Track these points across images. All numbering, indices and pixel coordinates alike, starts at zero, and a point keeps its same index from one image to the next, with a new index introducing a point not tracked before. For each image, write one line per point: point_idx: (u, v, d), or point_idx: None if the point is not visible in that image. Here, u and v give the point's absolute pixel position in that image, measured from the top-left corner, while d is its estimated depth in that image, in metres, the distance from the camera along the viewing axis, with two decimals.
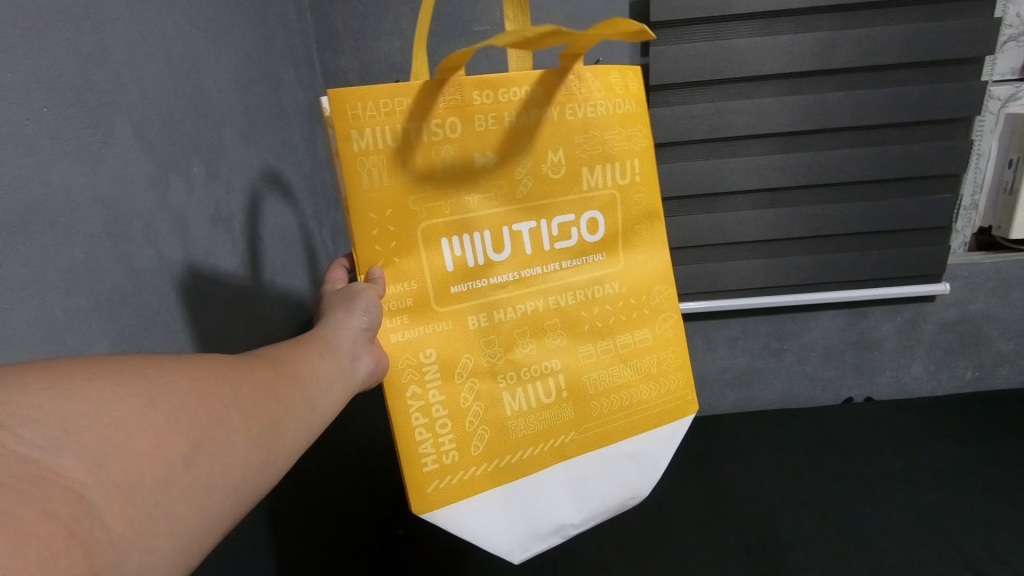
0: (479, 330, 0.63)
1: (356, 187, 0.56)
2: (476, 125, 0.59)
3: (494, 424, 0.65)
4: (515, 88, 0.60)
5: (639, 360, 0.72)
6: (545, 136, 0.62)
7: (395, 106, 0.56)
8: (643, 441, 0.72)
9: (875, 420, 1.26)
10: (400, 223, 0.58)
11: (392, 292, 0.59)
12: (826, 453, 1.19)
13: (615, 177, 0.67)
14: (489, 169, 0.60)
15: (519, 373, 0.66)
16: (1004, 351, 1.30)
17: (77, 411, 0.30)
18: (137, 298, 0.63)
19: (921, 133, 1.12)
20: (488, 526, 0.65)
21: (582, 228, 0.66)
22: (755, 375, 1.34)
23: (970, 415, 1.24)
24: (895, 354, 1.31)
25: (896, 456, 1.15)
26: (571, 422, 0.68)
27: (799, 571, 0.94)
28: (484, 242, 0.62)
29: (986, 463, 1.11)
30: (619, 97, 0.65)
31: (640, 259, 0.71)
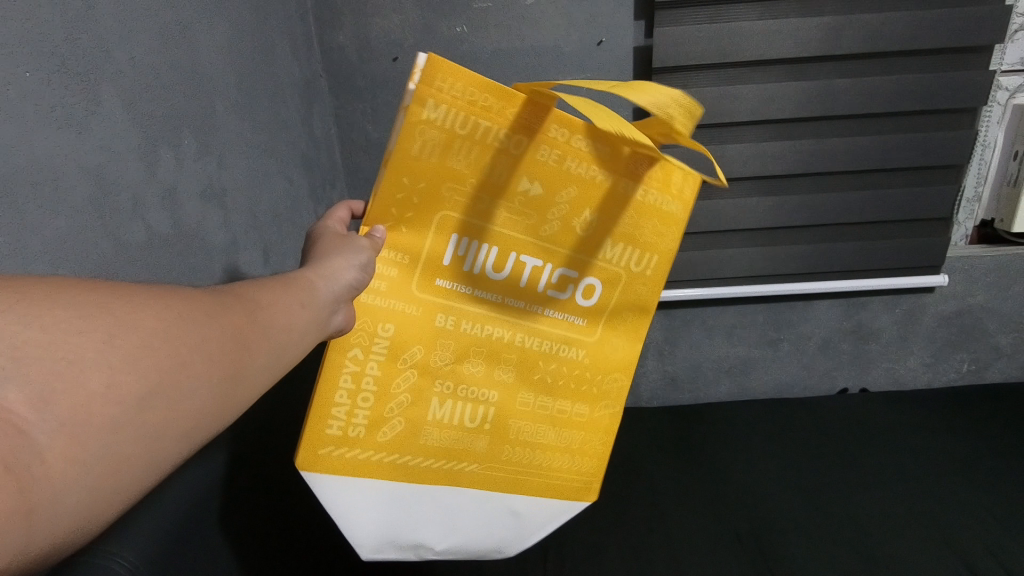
0: (439, 335, 0.57)
1: (405, 150, 0.51)
2: (538, 155, 0.54)
3: (410, 420, 0.58)
4: (591, 141, 0.54)
5: (576, 434, 0.63)
6: (588, 193, 0.56)
7: (487, 97, 0.51)
8: (537, 501, 0.64)
9: (869, 411, 1.25)
10: (427, 204, 0.53)
11: (385, 258, 0.55)
12: (820, 441, 1.18)
13: (633, 266, 0.59)
14: (524, 199, 0.55)
15: (463, 392, 0.59)
16: (1001, 345, 1.29)
17: (28, 339, 0.28)
18: (128, 269, 0.61)
19: (927, 122, 1.10)
20: (355, 510, 0.58)
21: (582, 292, 0.59)
22: (751, 364, 1.33)
23: (964, 406, 1.24)
24: (892, 345, 1.30)
25: (890, 448, 1.15)
26: (481, 458, 0.61)
27: (788, 561, 0.94)
28: (486, 255, 0.56)
29: (980, 456, 1.11)
30: (675, 199, 0.57)
31: (617, 343, 0.62)
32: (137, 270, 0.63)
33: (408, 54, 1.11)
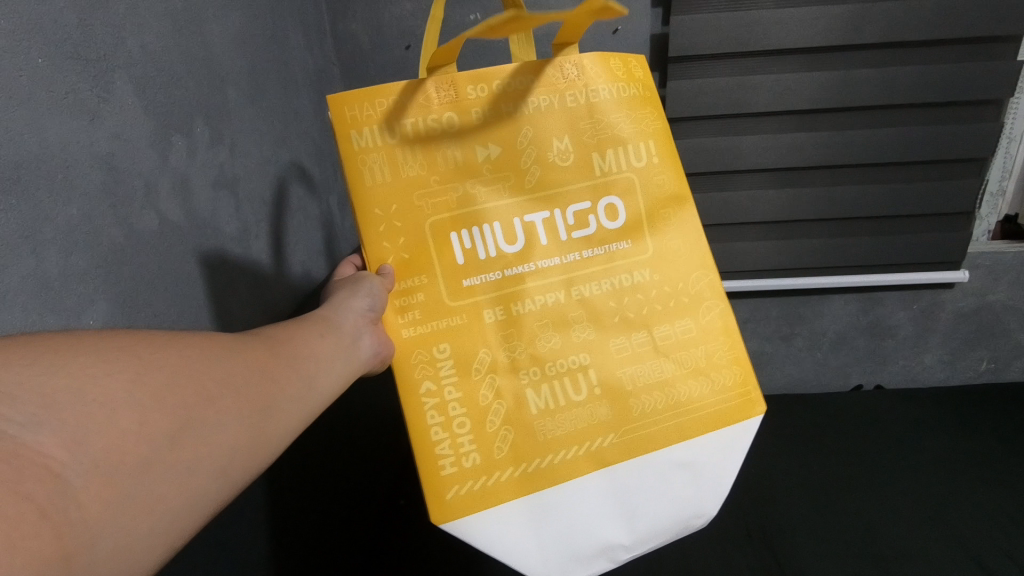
0: (498, 327, 0.58)
1: (362, 184, 0.55)
2: (474, 118, 0.57)
3: (519, 426, 0.57)
4: (509, 78, 0.58)
5: (692, 350, 0.62)
6: (544, 124, 0.59)
7: (401, 106, 0.56)
8: (697, 449, 0.61)
9: (883, 407, 1.24)
10: (408, 213, 0.56)
11: (400, 288, 0.56)
12: (834, 437, 1.18)
13: (634, 161, 0.61)
14: (492, 160, 0.58)
15: (552, 372, 0.59)
16: (1021, 343, 1.27)
17: (57, 389, 0.32)
18: (156, 283, 0.63)
19: (951, 115, 1.08)
20: (520, 542, 0.56)
21: (606, 214, 0.60)
22: (764, 359, 1.33)
23: (982, 405, 1.22)
24: (909, 342, 1.29)
25: (905, 447, 1.14)
26: (609, 425, 0.59)
27: (798, 556, 0.94)
28: (494, 230, 0.58)
29: (997, 455, 1.10)
30: (623, 81, 0.61)
31: (674, 243, 0.62)
32: (166, 282, 0.64)
33: (421, 43, 1.09)
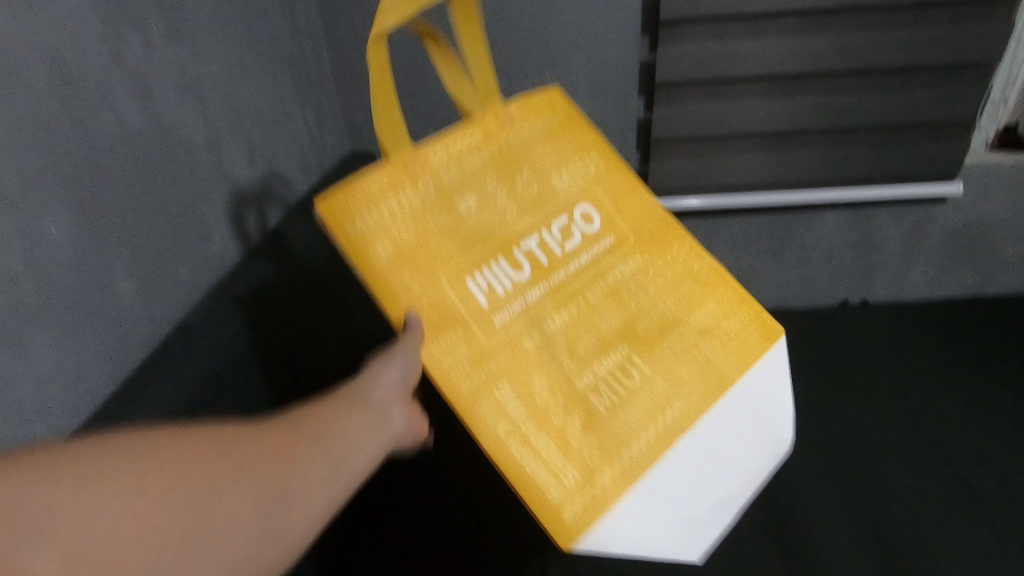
0: (541, 347, 0.56)
1: (377, 263, 0.54)
2: (446, 177, 0.58)
3: (598, 429, 0.54)
4: (461, 134, 0.59)
5: (703, 306, 0.61)
6: (507, 158, 0.61)
7: (383, 186, 0.56)
8: (752, 387, 0.60)
9: (868, 321, 1.24)
10: (429, 287, 0.55)
11: (434, 342, 0.53)
12: (822, 352, 1.19)
13: (586, 170, 0.63)
14: (475, 206, 0.59)
15: (599, 373, 0.57)
16: (1009, 257, 1.27)
17: (51, 506, 0.32)
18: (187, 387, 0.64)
19: (962, 13, 1.01)
20: (644, 535, 0.53)
21: (586, 220, 0.62)
22: (751, 276, 1.31)
23: (965, 316, 1.23)
24: (896, 256, 1.28)
25: (890, 363, 1.16)
26: (668, 393, 0.57)
27: None
28: (502, 262, 0.58)
29: (978, 373, 1.12)
30: (546, 112, 0.64)
31: (650, 225, 0.63)
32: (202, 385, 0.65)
33: None
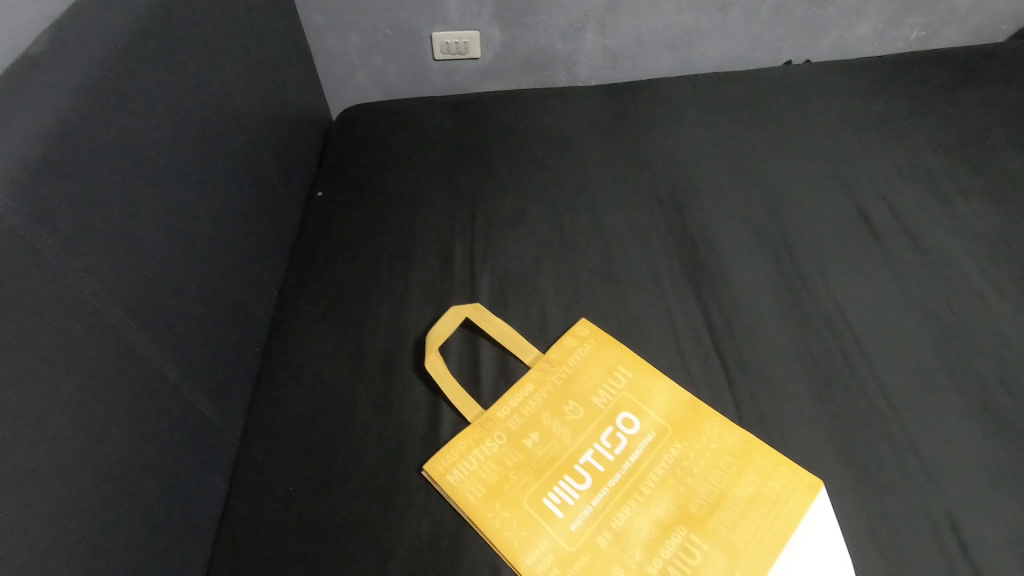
0: (614, 543, 0.50)
1: (471, 504, 0.52)
2: (480, 344, 0.64)
3: (600, 548, 0.50)
4: (489, 317, 0.66)
5: (743, 477, 0.53)
6: (504, 338, 0.64)
7: (467, 446, 0.55)
8: (812, 530, 0.50)
9: (828, 66, 0.98)
10: (515, 513, 0.52)
11: (451, 457, 0.55)
12: (747, 122, 0.89)
13: (617, 385, 0.60)
14: (512, 347, 0.63)
15: (664, 556, 0.49)
16: (957, 6, 1.04)
17: None
18: (171, 235, 0.56)
19: None
20: None
21: (628, 426, 0.57)
22: (699, 37, 1.04)
23: (884, 59, 0.98)
24: (851, 4, 1.01)
25: (825, 120, 0.88)
26: (728, 567, 0.48)
27: (634, 272, 0.71)
28: (567, 479, 0.54)
29: (911, 124, 0.86)
30: (527, 347, 0.63)
31: (678, 412, 0.57)
32: (181, 237, 0.57)
33: None
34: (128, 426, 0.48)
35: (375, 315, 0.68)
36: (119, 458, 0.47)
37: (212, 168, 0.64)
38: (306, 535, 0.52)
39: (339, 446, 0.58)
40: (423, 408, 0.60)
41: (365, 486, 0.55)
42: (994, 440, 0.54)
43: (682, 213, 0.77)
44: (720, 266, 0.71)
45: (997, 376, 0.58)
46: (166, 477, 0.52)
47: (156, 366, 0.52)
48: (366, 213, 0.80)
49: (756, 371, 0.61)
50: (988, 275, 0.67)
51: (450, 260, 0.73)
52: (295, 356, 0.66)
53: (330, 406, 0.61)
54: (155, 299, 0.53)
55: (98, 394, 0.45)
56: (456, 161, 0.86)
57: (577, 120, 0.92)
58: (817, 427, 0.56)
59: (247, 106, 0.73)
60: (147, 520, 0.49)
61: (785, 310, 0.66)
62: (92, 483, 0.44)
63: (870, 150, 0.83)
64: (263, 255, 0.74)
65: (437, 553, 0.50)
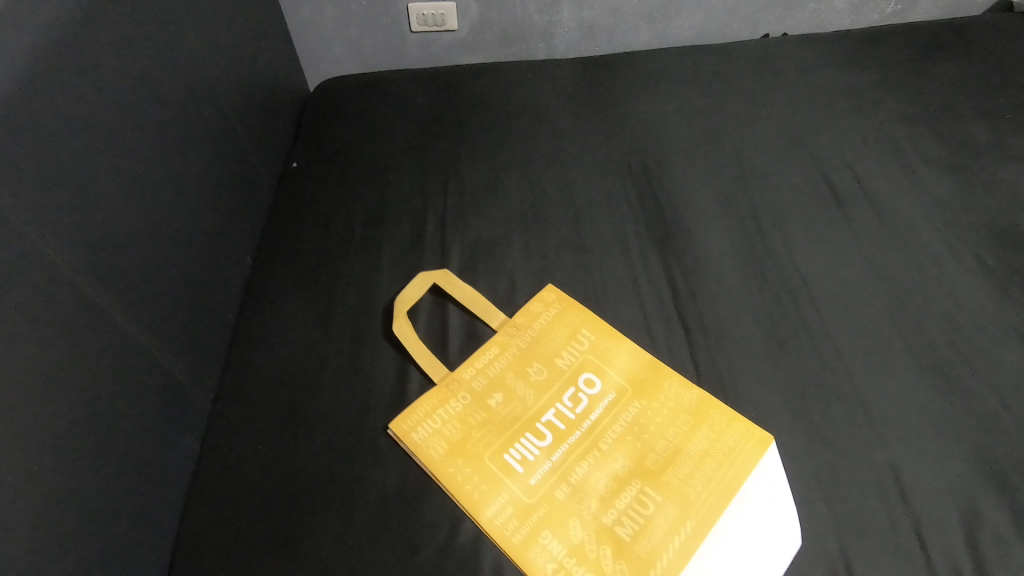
0: (572, 496, 0.52)
1: (434, 460, 0.54)
2: (448, 309, 0.66)
3: (559, 501, 0.51)
4: (457, 283, 0.67)
5: (698, 432, 0.55)
6: (471, 303, 0.65)
7: (432, 405, 0.57)
8: (761, 482, 0.52)
9: (803, 38, 0.99)
10: (476, 468, 0.53)
11: (417, 416, 0.56)
12: (720, 93, 0.90)
13: (581, 347, 0.61)
14: (478, 312, 0.64)
15: (618, 507, 0.51)
16: None
17: None
18: (135, 198, 0.57)
19: None
20: None
21: (589, 386, 0.59)
22: (676, 9, 1.04)
23: (858, 31, 0.98)
24: None
25: (796, 91, 0.89)
26: (679, 516, 0.50)
27: (601, 240, 0.72)
28: (528, 436, 0.55)
29: (880, 95, 0.87)
30: (494, 311, 0.64)
31: (638, 373, 0.59)
32: (149, 202, 0.58)
33: None
34: (96, 384, 0.49)
35: (347, 281, 0.69)
36: (88, 414, 0.48)
37: (180, 136, 0.65)
38: (275, 490, 0.54)
39: (308, 406, 0.59)
40: (391, 370, 0.61)
41: (331, 444, 0.56)
42: (940, 397, 0.56)
43: (651, 182, 0.78)
44: (686, 233, 0.72)
45: (948, 338, 0.60)
46: (137, 435, 0.54)
47: (123, 325, 0.54)
48: (339, 182, 0.81)
49: (717, 333, 0.62)
50: (946, 241, 0.68)
51: (421, 228, 0.74)
52: (267, 321, 0.67)
53: (301, 368, 0.62)
54: (121, 261, 0.54)
55: (64, 351, 0.46)
56: (430, 131, 0.87)
57: (551, 91, 0.93)
58: (772, 385, 0.58)
59: (216, 73, 0.74)
60: (117, 475, 0.51)
61: (747, 275, 0.67)
62: (61, 436, 0.45)
63: (839, 120, 0.84)
64: (237, 224, 0.75)
65: (400, 506, 0.52)
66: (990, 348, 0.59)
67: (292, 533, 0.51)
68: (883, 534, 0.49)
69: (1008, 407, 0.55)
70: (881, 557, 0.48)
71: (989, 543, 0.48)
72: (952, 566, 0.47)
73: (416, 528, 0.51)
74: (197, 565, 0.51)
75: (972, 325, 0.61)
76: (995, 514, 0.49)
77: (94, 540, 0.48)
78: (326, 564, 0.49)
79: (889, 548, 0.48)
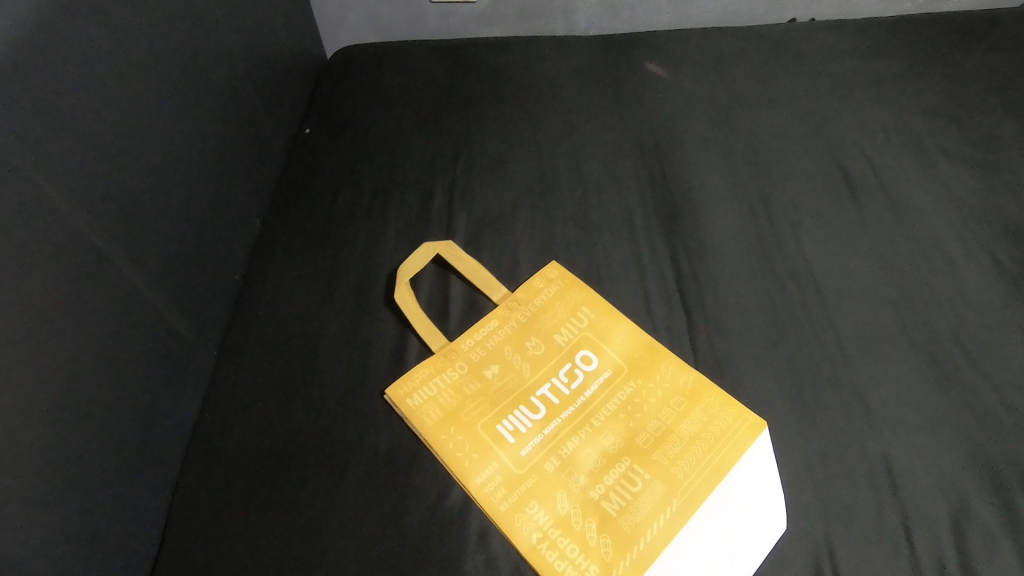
0: (561, 469, 0.52)
1: (427, 426, 0.55)
2: (450, 280, 0.66)
3: (548, 473, 0.52)
4: (460, 255, 0.67)
5: (691, 414, 0.55)
6: (474, 276, 0.65)
7: (428, 373, 0.58)
8: (750, 465, 0.52)
9: (830, 23, 0.96)
10: (468, 437, 0.54)
11: (412, 383, 0.57)
12: (740, 77, 0.88)
13: (580, 324, 0.61)
14: (480, 286, 0.65)
15: (606, 483, 0.51)
16: None
17: None
18: (145, 154, 0.57)
19: None
20: None
21: (586, 363, 0.59)
22: None
23: (888, 18, 0.96)
24: None
25: (818, 78, 0.87)
26: (666, 495, 0.50)
27: (608, 219, 0.72)
28: (522, 409, 0.56)
29: (905, 86, 0.84)
30: (495, 285, 0.65)
31: (635, 353, 0.59)
32: (160, 160, 0.59)
33: None
34: (102, 335, 0.51)
35: (352, 248, 0.69)
36: (94, 363, 0.50)
37: (194, 97, 0.65)
38: (271, 447, 0.55)
39: (308, 368, 0.60)
40: (391, 338, 0.62)
41: (328, 406, 0.57)
42: (941, 393, 0.56)
43: (663, 164, 0.77)
44: (694, 217, 0.71)
45: (953, 334, 0.59)
46: (141, 387, 0.55)
47: (130, 279, 0.55)
48: (350, 150, 0.81)
49: (718, 317, 0.62)
50: (960, 237, 0.67)
51: (429, 200, 0.74)
52: (272, 284, 0.68)
53: (302, 331, 0.63)
54: (131, 216, 0.55)
55: (71, 300, 0.48)
56: (443, 104, 0.87)
57: (568, 68, 0.91)
58: (769, 372, 0.58)
59: (232, 33, 0.74)
60: (121, 423, 0.53)
61: (753, 261, 0.66)
62: (66, 382, 0.47)
63: (860, 110, 0.82)
64: (247, 187, 0.75)
65: (391, 470, 0.53)
66: (996, 346, 0.58)
67: (285, 490, 0.53)
68: (870, 525, 0.49)
69: (1009, 406, 0.54)
70: (866, 546, 0.48)
71: (977, 539, 0.48)
72: (936, 559, 0.47)
73: (405, 492, 0.52)
74: (192, 516, 0.53)
75: (979, 322, 0.60)
76: (986, 512, 0.49)
77: (94, 484, 0.49)
78: (316, 522, 0.51)
79: (874, 539, 0.48)
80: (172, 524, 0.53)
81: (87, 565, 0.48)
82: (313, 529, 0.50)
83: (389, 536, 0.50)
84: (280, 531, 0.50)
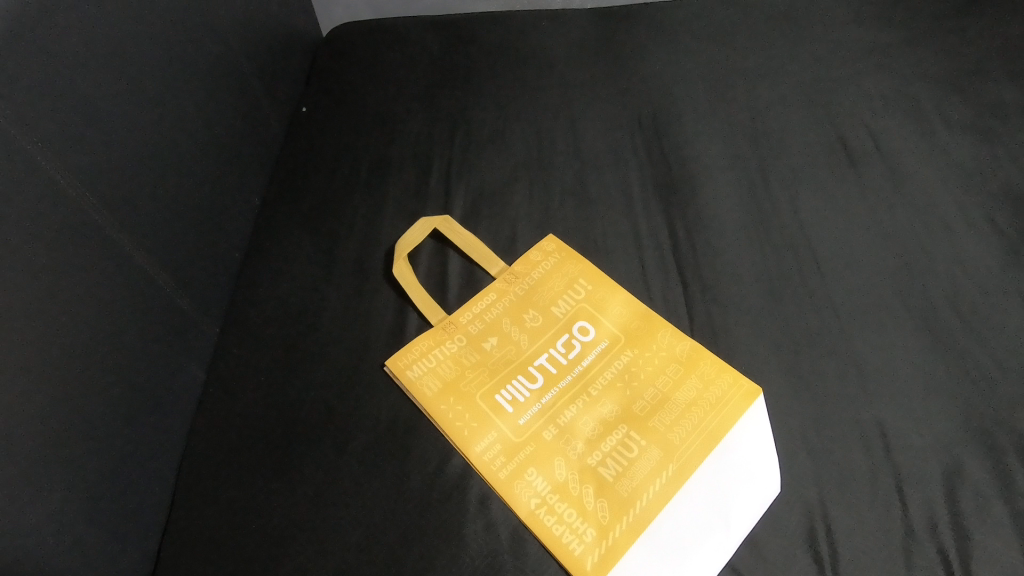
0: (559, 436, 0.53)
1: (427, 396, 0.56)
2: (449, 255, 0.66)
3: (547, 442, 0.53)
4: (458, 230, 0.67)
5: (686, 382, 0.55)
6: (472, 251, 0.66)
7: (427, 345, 0.58)
8: (744, 431, 0.53)
9: None
10: (467, 406, 0.55)
11: (412, 356, 0.58)
12: (739, 46, 0.87)
13: (577, 296, 0.62)
14: (478, 261, 0.65)
15: (603, 449, 0.52)
16: None
17: None
18: (146, 135, 0.58)
19: None
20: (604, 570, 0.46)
21: (583, 334, 0.59)
22: None
23: None
24: None
25: (818, 47, 0.86)
26: (661, 461, 0.51)
27: (607, 191, 0.72)
28: (520, 379, 0.57)
29: (906, 53, 0.83)
30: (494, 260, 0.65)
31: (632, 323, 0.60)
32: (161, 141, 0.60)
33: None
34: (109, 313, 0.52)
35: (351, 223, 0.70)
36: (101, 340, 0.51)
37: (192, 77, 0.65)
38: (274, 418, 0.56)
39: (308, 342, 0.61)
40: (390, 311, 0.62)
41: (329, 378, 0.58)
42: (936, 357, 0.56)
43: (660, 136, 0.77)
44: (692, 187, 0.71)
45: (949, 300, 0.60)
46: (149, 362, 0.57)
47: (135, 258, 0.56)
48: (348, 127, 0.81)
49: (716, 287, 0.62)
50: (959, 204, 0.67)
51: (426, 175, 0.74)
52: (273, 260, 0.68)
53: (301, 306, 0.64)
54: (134, 196, 0.56)
55: (75, 278, 0.49)
56: (440, 79, 0.86)
57: (565, 41, 0.91)
58: (765, 340, 0.58)
59: (227, 10, 0.73)
60: (130, 398, 0.54)
61: (751, 230, 0.67)
62: (75, 358, 0.48)
63: (860, 78, 0.81)
64: (246, 165, 0.76)
65: (392, 440, 0.54)
66: (993, 312, 0.58)
67: (287, 460, 0.54)
68: (862, 486, 0.50)
69: (1005, 370, 0.55)
70: (857, 506, 0.49)
71: (968, 499, 0.49)
72: (927, 517, 0.48)
73: (406, 460, 0.53)
74: (199, 487, 0.54)
75: (976, 288, 0.60)
76: (977, 472, 0.50)
77: (103, 454, 0.51)
78: (318, 490, 0.52)
79: (867, 499, 0.49)
80: (180, 494, 0.54)
81: (99, 533, 0.50)
82: (316, 496, 0.52)
83: (390, 502, 0.51)
84: (283, 499, 0.52)
